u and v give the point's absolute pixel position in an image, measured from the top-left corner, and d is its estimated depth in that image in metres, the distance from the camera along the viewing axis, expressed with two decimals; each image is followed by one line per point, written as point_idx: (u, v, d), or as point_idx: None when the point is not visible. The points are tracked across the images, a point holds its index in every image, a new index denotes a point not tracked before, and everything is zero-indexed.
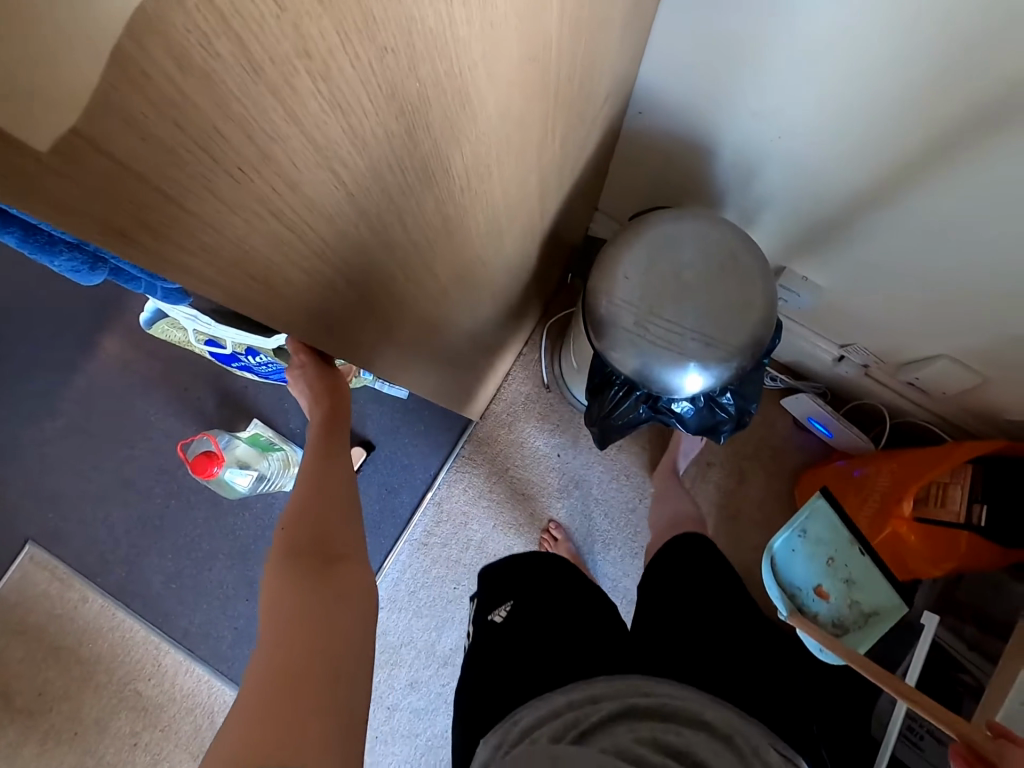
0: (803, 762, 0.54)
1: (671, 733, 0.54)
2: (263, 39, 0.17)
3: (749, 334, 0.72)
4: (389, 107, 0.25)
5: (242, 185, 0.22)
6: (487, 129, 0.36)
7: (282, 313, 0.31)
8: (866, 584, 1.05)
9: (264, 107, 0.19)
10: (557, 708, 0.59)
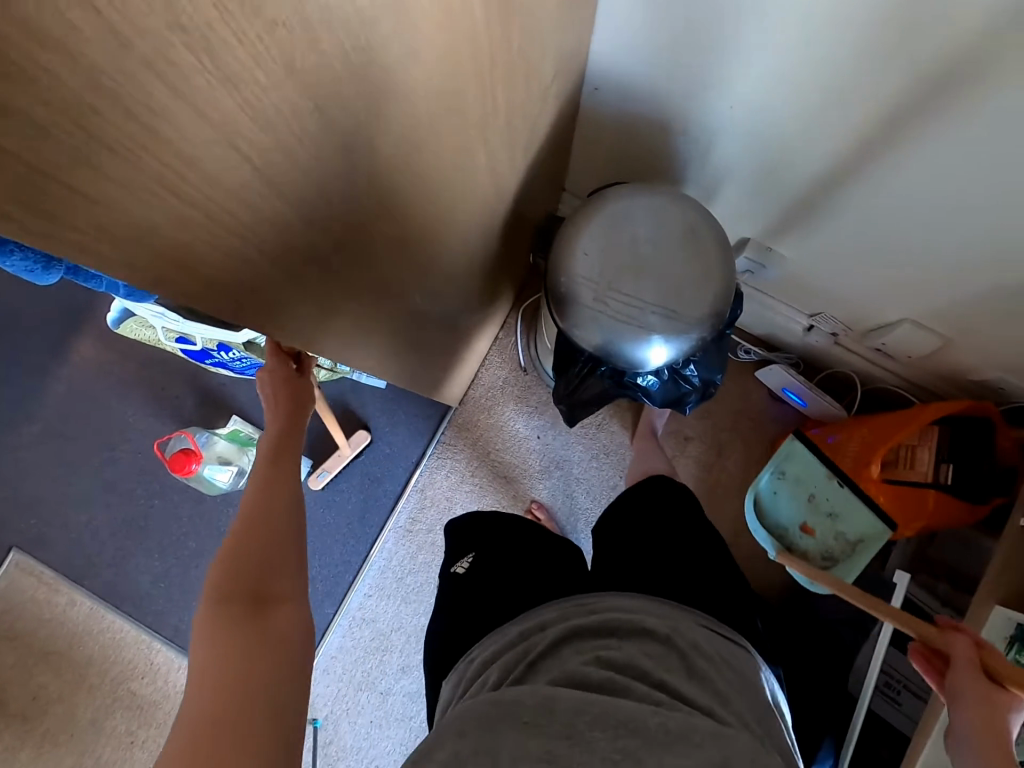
0: (730, 641, 0.62)
1: (613, 643, 0.57)
2: (128, 12, 0.17)
3: (708, 305, 0.73)
4: (291, 83, 0.25)
5: (134, 165, 0.22)
6: (414, 105, 0.36)
7: (209, 298, 0.32)
8: (850, 515, 1.06)
9: (146, 85, 0.19)
10: (509, 642, 0.62)
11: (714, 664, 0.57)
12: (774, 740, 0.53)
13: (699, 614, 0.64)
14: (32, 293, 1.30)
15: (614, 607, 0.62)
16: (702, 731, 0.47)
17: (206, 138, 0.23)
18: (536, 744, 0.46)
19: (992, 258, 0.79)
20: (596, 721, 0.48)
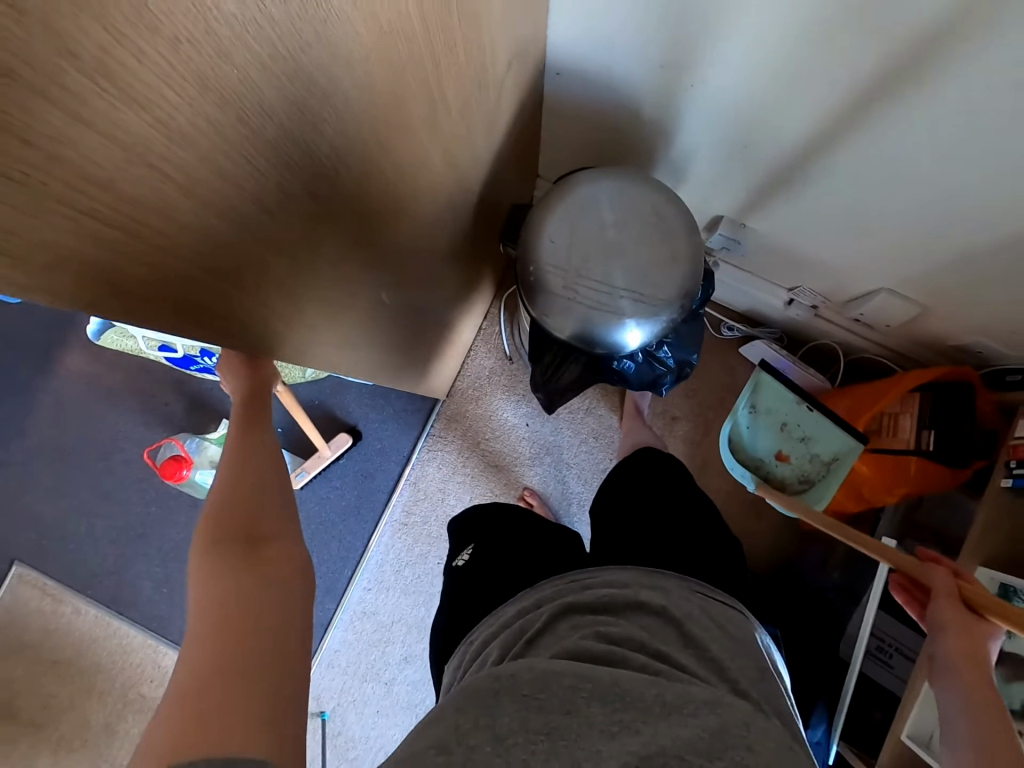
0: (728, 609, 0.61)
1: (611, 619, 0.56)
2: (16, 48, 0.17)
3: (679, 285, 0.73)
4: (206, 97, 0.25)
5: (58, 198, 0.22)
6: (350, 106, 0.36)
7: (158, 319, 0.31)
8: (821, 437, 1.05)
9: (49, 117, 0.19)
10: (506, 622, 0.62)
11: (710, 631, 0.56)
12: (774, 704, 0.51)
13: (695, 584, 0.63)
14: (15, 309, 1.31)
15: (609, 583, 0.61)
16: (697, 699, 0.46)
17: (123, 164, 0.23)
18: (534, 719, 0.44)
19: (961, 223, 0.79)
20: (594, 695, 0.46)
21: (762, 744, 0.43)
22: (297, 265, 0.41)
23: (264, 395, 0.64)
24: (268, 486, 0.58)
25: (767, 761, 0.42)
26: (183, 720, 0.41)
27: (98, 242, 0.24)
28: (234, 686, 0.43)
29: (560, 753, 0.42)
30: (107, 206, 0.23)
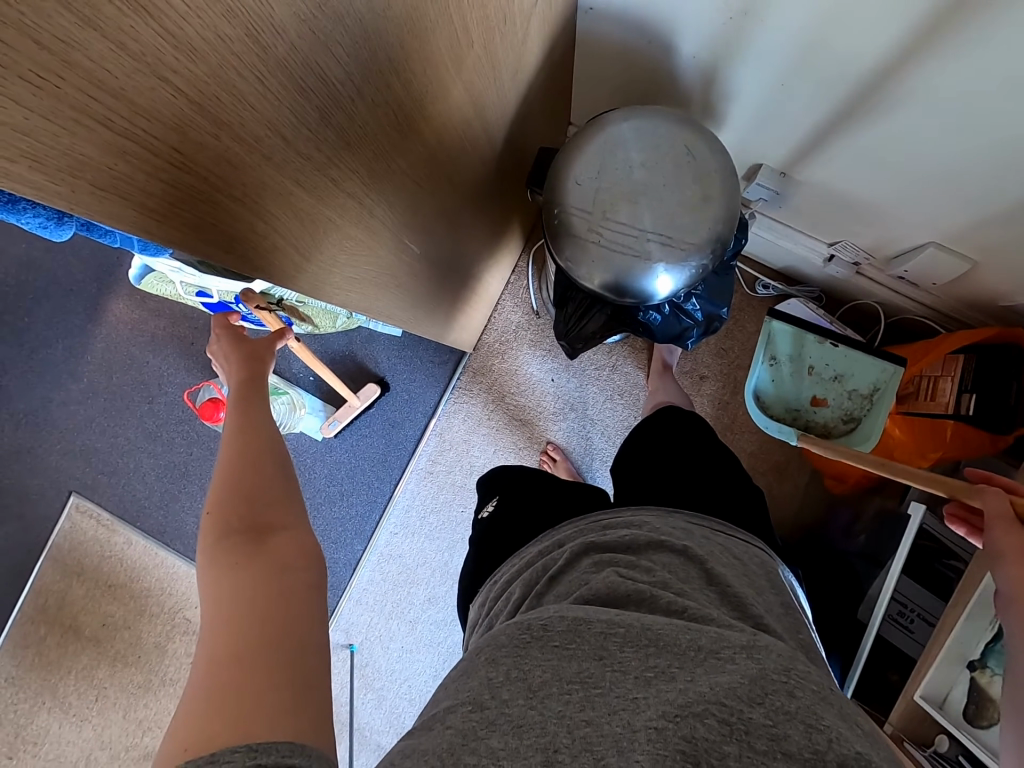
0: (751, 552, 0.60)
1: (633, 559, 0.56)
2: None
3: (710, 228, 0.71)
4: (213, 9, 0.25)
5: (75, 108, 0.22)
6: (361, 32, 0.36)
7: (182, 244, 0.33)
8: (854, 370, 1.04)
9: (57, 18, 0.20)
10: (529, 561, 0.64)
11: (731, 570, 0.55)
12: (798, 638, 0.51)
13: (723, 529, 0.62)
14: (66, 257, 1.37)
15: (631, 525, 0.61)
16: (733, 644, 0.44)
17: (134, 73, 0.24)
18: (568, 668, 0.45)
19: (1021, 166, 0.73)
20: (627, 641, 0.46)
21: (803, 688, 0.41)
22: (314, 197, 0.41)
23: (261, 378, 0.68)
24: (272, 464, 0.61)
25: (811, 707, 0.40)
26: (210, 698, 0.43)
27: (113, 153, 0.25)
28: (262, 666, 0.45)
29: (595, 702, 0.42)
30: (121, 115, 0.24)
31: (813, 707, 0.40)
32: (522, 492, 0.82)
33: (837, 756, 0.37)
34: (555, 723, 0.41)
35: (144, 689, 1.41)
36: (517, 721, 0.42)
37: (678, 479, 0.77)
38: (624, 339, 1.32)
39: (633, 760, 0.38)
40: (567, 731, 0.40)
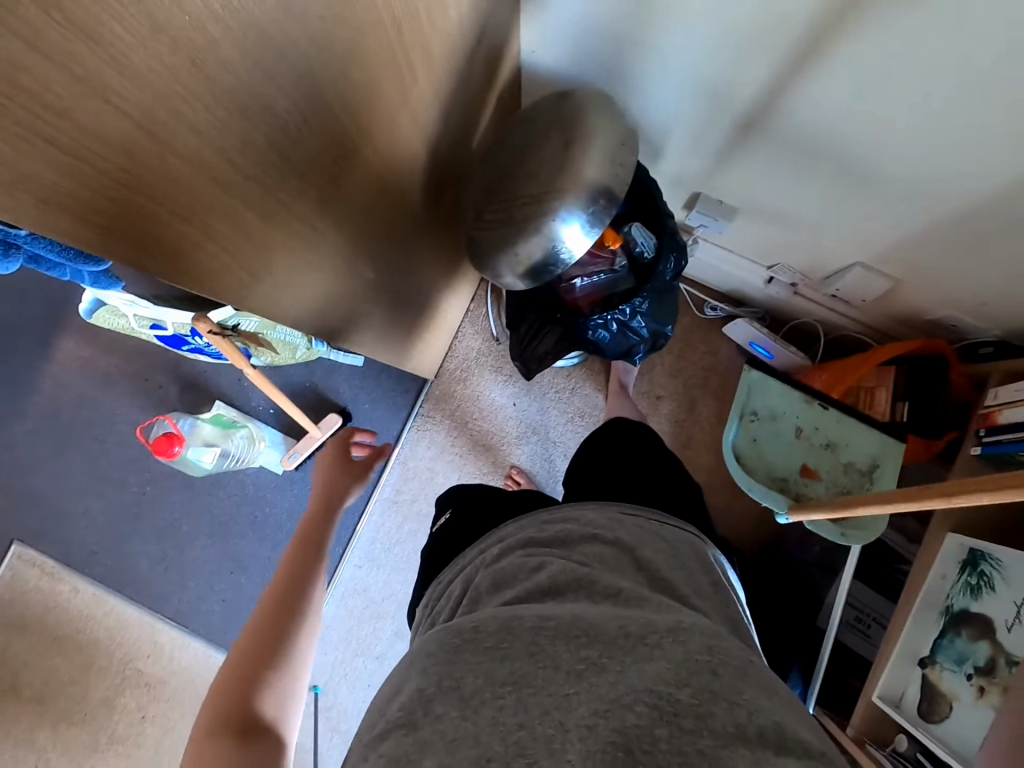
0: (683, 534, 0.62)
1: (565, 553, 0.57)
2: None
3: (586, 171, 0.71)
4: (157, 39, 0.27)
5: (14, 123, 0.24)
6: (306, 65, 0.38)
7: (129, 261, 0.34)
8: (849, 442, 1.05)
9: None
10: (470, 562, 0.65)
11: (660, 555, 0.56)
12: (725, 614, 0.52)
13: (656, 518, 0.63)
14: (13, 296, 1.34)
15: (567, 520, 0.62)
16: (660, 629, 0.45)
17: (80, 96, 0.25)
18: (499, 671, 0.45)
19: (926, 196, 0.80)
20: (558, 634, 0.46)
21: (726, 667, 0.42)
22: (263, 223, 0.43)
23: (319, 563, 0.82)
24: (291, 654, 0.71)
25: (733, 685, 0.41)
26: None
27: (56, 168, 0.26)
28: None
29: (528, 704, 0.42)
30: (66, 133, 0.26)
31: (733, 683, 0.41)
32: (476, 501, 0.82)
33: (758, 726, 0.38)
34: (488, 733, 0.41)
35: (91, 749, 1.32)
36: (449, 736, 0.42)
37: (624, 486, 0.79)
38: (582, 362, 1.36)
39: (564, 761, 0.38)
40: (499, 739, 0.41)
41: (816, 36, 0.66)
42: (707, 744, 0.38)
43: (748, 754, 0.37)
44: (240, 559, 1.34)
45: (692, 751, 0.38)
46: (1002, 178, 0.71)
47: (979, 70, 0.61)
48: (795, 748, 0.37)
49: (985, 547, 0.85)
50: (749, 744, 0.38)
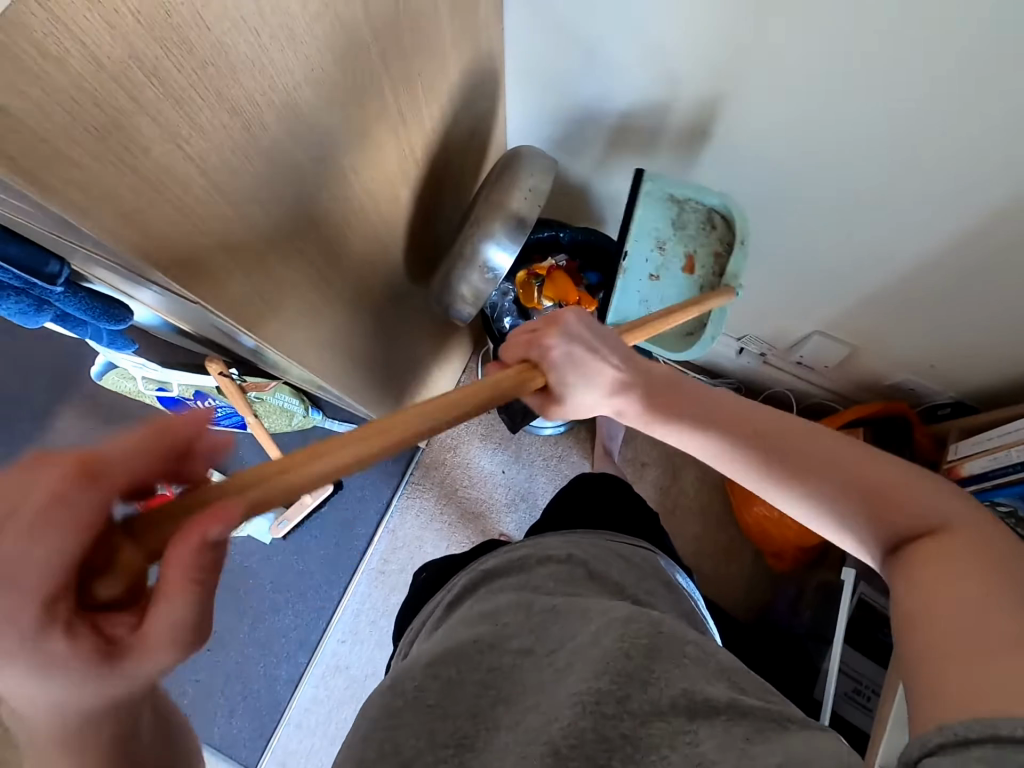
0: (628, 546, 0.69)
1: (510, 586, 0.62)
2: (98, 41, 0.28)
3: (511, 202, 0.76)
4: (221, 107, 0.36)
5: (105, 144, 0.30)
6: (332, 134, 0.48)
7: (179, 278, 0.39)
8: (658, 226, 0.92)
9: (112, 91, 0.29)
10: (434, 605, 0.70)
11: (604, 567, 0.63)
12: (678, 608, 0.63)
13: (586, 538, 0.69)
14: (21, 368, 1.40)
15: (514, 551, 0.68)
16: (584, 646, 0.51)
17: (159, 139, 0.33)
18: (441, 729, 0.48)
19: (869, 266, 0.91)
20: (498, 700, 0.50)
21: (639, 648, 0.49)
22: (285, 264, 0.50)
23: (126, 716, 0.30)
24: None
25: (647, 673, 0.48)
26: None
27: (133, 191, 0.33)
28: None
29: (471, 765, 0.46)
30: (145, 166, 0.33)
31: (645, 663, 0.48)
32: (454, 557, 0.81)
33: (671, 697, 0.46)
34: None
35: None
36: None
37: (591, 519, 0.82)
38: (568, 430, 1.41)
39: None
40: None
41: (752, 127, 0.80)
42: (628, 727, 0.45)
43: (665, 726, 0.45)
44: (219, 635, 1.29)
45: (616, 736, 0.45)
46: (934, 242, 0.82)
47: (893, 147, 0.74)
48: (703, 708, 0.45)
49: None
50: (666, 714, 0.46)
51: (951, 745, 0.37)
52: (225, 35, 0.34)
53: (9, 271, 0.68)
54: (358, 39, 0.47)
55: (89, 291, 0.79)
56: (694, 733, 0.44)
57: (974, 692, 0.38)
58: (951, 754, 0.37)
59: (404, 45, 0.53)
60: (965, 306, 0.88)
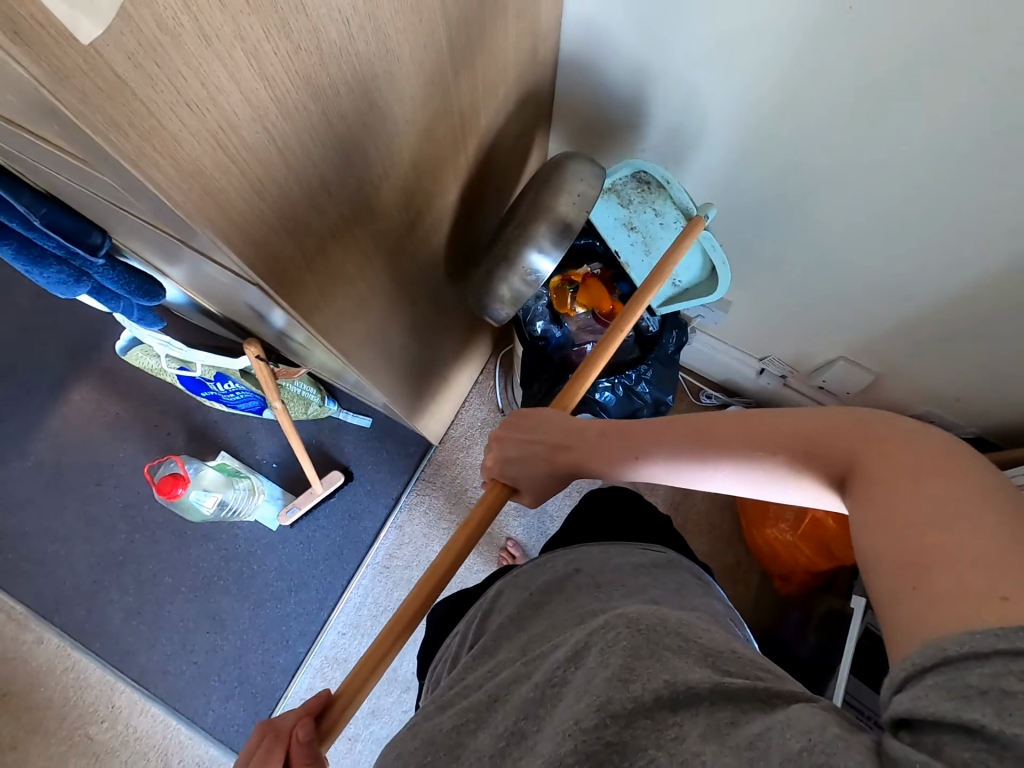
0: (642, 553, 0.63)
1: (507, 619, 0.58)
2: (209, 18, 0.29)
3: (558, 209, 0.76)
4: (307, 92, 0.37)
5: (200, 117, 0.32)
6: (400, 129, 0.49)
7: (250, 255, 0.40)
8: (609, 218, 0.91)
9: (213, 66, 0.31)
10: (448, 651, 0.65)
11: (606, 578, 0.58)
12: (694, 603, 0.55)
13: (593, 549, 0.64)
14: (43, 337, 1.40)
15: (513, 581, 0.64)
16: (561, 662, 0.47)
17: (249, 119, 0.35)
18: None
19: (901, 296, 0.91)
20: (480, 724, 0.47)
21: (615, 651, 0.45)
22: (342, 252, 0.51)
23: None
24: None
25: (627, 671, 0.43)
26: None
27: (218, 167, 0.35)
28: None
29: None
30: (231, 142, 0.34)
31: (624, 661, 0.44)
32: (471, 589, 0.79)
33: (652, 692, 0.41)
34: None
35: None
36: None
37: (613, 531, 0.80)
38: None
39: None
40: None
41: (795, 148, 0.80)
42: (612, 732, 0.40)
43: (649, 723, 0.40)
44: (220, 618, 1.29)
45: (601, 747, 0.40)
46: (970, 275, 0.82)
47: (939, 177, 0.74)
48: (686, 698, 0.40)
49: None
50: (648, 711, 0.41)
51: (915, 678, 0.32)
52: (320, 23, 0.36)
53: (55, 241, 0.68)
54: (433, 38, 0.48)
55: (127, 266, 0.79)
56: (679, 726, 0.40)
57: (915, 621, 0.33)
58: (912, 687, 0.32)
59: (471, 46, 0.54)
60: (996, 342, 0.88)
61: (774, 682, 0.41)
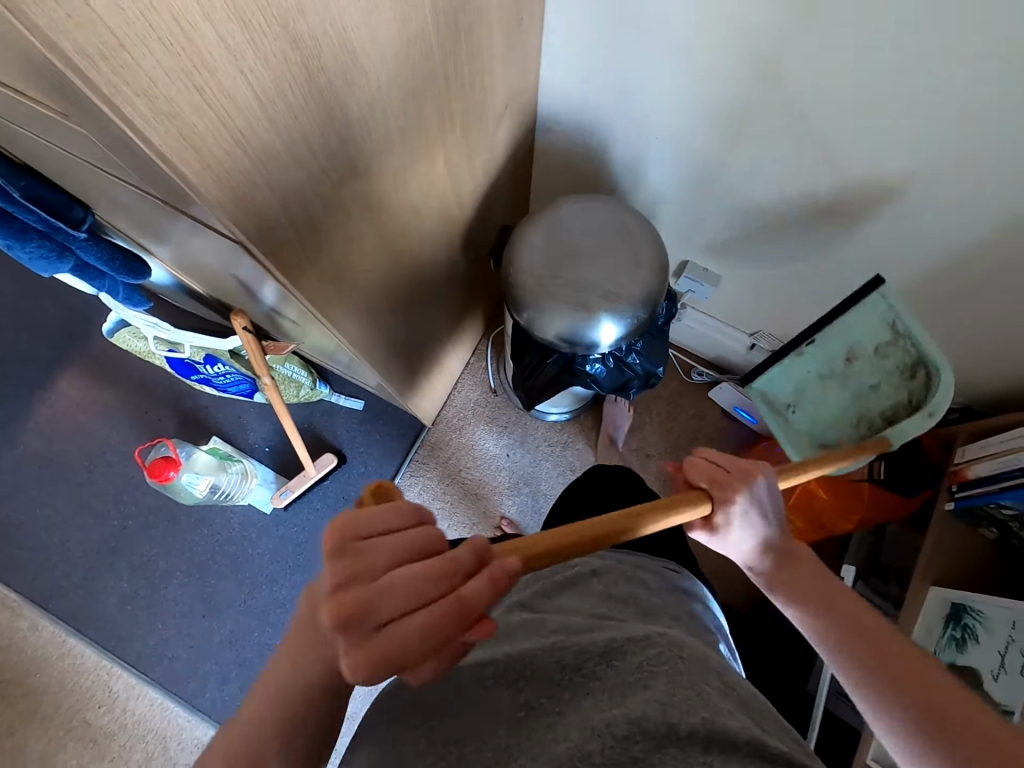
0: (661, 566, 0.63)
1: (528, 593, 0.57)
2: None
3: (643, 286, 0.83)
4: (284, 38, 0.37)
5: (174, 56, 0.31)
6: (382, 88, 0.48)
7: (229, 204, 0.40)
8: (857, 333, 0.92)
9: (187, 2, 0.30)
10: None
11: (633, 579, 0.58)
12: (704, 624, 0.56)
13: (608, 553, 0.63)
14: (28, 325, 1.38)
15: None
16: (593, 653, 0.47)
17: (224, 61, 0.34)
18: (441, 728, 0.45)
19: (886, 265, 0.91)
20: (496, 679, 0.47)
21: (659, 679, 0.44)
22: (326, 215, 0.50)
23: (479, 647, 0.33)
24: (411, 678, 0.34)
25: (669, 696, 0.43)
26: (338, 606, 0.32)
27: (195, 110, 0.34)
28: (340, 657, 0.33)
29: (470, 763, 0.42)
30: (207, 86, 0.34)
31: (663, 686, 0.43)
32: None
33: (689, 724, 0.41)
34: None
35: None
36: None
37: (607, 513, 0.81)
38: (574, 417, 1.38)
39: None
40: None
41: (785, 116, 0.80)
42: (641, 750, 0.40)
43: (679, 753, 0.40)
44: (215, 601, 1.29)
45: (627, 760, 0.40)
46: (959, 239, 0.82)
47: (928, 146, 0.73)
48: (722, 741, 0.41)
49: (966, 597, 0.87)
50: (679, 740, 0.41)
51: None
52: None
53: (33, 214, 0.67)
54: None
55: (110, 242, 0.78)
56: None
57: None
58: None
59: (453, 4, 0.53)
60: (981, 309, 0.88)
61: (793, 750, 0.43)
